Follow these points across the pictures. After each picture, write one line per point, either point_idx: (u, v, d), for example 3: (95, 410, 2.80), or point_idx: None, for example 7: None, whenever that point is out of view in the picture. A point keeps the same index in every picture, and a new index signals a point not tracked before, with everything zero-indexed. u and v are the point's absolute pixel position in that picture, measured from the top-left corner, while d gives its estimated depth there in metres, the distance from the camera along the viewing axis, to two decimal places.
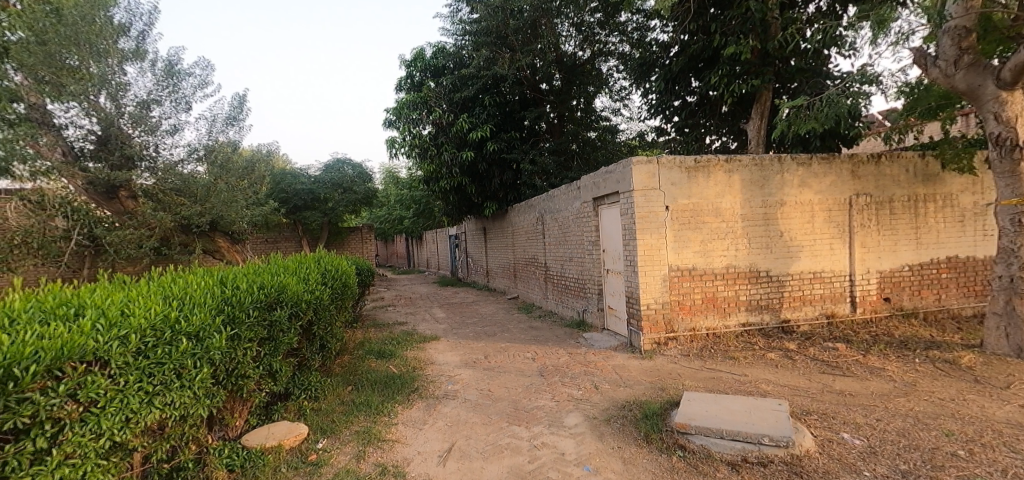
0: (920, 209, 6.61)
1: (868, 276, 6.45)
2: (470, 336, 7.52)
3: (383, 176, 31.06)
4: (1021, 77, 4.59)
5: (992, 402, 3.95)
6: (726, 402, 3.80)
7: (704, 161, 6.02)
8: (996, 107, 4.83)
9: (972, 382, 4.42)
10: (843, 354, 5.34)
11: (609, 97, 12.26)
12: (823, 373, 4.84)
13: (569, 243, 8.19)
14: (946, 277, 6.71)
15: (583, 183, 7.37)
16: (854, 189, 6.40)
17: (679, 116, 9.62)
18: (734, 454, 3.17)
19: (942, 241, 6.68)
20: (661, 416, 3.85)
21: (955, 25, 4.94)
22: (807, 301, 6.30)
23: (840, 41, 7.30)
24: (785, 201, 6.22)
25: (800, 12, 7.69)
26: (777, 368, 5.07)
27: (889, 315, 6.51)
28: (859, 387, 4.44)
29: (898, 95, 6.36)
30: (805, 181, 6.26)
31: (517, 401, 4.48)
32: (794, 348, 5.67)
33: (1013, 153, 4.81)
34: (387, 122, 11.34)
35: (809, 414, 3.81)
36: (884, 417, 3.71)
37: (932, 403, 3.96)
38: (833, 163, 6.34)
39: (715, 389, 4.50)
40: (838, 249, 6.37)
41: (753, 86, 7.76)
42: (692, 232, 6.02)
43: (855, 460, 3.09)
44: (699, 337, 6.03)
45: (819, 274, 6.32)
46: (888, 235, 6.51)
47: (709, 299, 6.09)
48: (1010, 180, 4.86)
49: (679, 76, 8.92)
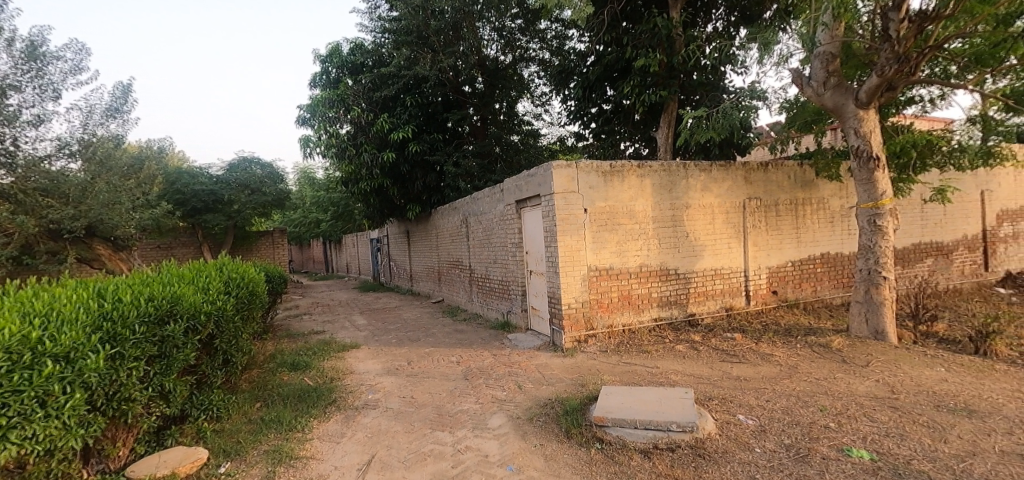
0: (800, 211, 7.46)
1: (759, 272, 7.17)
2: (393, 342, 7.33)
3: (297, 176, 29.35)
4: (874, 97, 5.35)
5: (856, 378, 4.55)
6: (640, 393, 4.03)
7: (619, 166, 6.34)
8: (856, 123, 5.58)
9: (841, 362, 5.06)
10: (739, 343, 5.88)
11: (530, 102, 12.52)
12: (724, 361, 5.30)
13: (493, 244, 8.27)
14: (821, 271, 7.63)
15: (506, 185, 7.49)
16: (747, 193, 7.08)
17: (596, 122, 10.13)
18: (646, 442, 3.37)
19: (818, 239, 7.59)
20: (581, 411, 3.99)
21: (824, 51, 5.61)
22: (709, 295, 6.87)
23: (734, 59, 8.06)
24: (690, 204, 6.74)
25: (700, 31, 8.41)
26: (685, 358, 5.47)
27: (777, 305, 7.28)
28: (753, 371, 4.92)
29: (780, 110, 7.13)
30: (707, 186, 6.83)
31: (441, 406, 4.43)
32: (699, 339, 6.15)
33: (869, 163, 5.57)
34: (301, 120, 10.69)
35: (711, 399, 4.15)
36: (772, 398, 4.14)
37: (810, 382, 4.49)
38: (730, 169, 6.99)
39: (631, 381, 4.76)
40: (735, 247, 7.01)
41: (661, 96, 8.30)
42: (609, 233, 6.31)
43: (749, 439, 3.42)
44: (616, 333, 6.33)
45: (719, 271, 6.91)
46: (775, 234, 7.27)
47: (625, 296, 6.41)
48: (867, 186, 5.62)
49: (596, 84, 9.37)
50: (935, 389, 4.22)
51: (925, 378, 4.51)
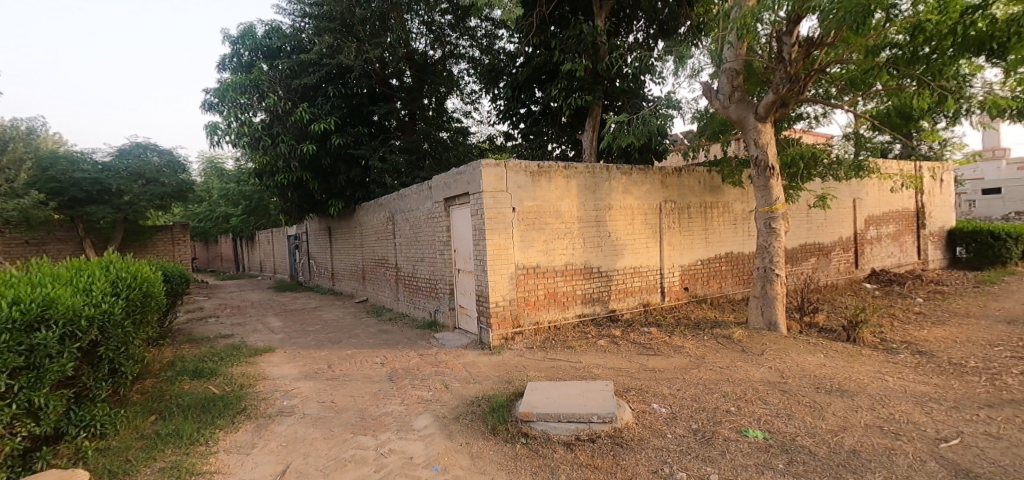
0: (709, 214, 8.09)
1: (673, 270, 7.69)
2: (311, 345, 6.98)
3: (202, 166, 26.94)
4: (771, 112, 5.93)
5: (753, 366, 5.03)
6: (564, 388, 4.18)
7: (546, 167, 6.50)
8: (756, 135, 6.15)
9: (741, 351, 5.56)
10: (655, 337, 6.27)
11: (460, 99, 12.47)
12: (641, 354, 5.63)
13: (420, 243, 8.14)
14: (726, 269, 8.33)
15: (434, 183, 7.41)
16: (663, 196, 7.56)
17: (525, 123, 10.33)
18: (569, 435, 3.50)
19: (724, 240, 8.28)
20: (507, 408, 4.06)
21: (730, 67, 6.12)
22: (629, 292, 7.25)
23: (652, 70, 8.55)
24: (612, 205, 7.07)
25: (622, 40, 8.85)
26: (606, 352, 5.74)
27: (688, 301, 7.85)
28: (666, 363, 5.27)
29: (692, 119, 7.66)
30: (627, 188, 7.21)
31: (364, 410, 4.30)
32: (619, 334, 6.47)
33: (765, 172, 6.17)
34: (207, 105, 9.83)
35: (629, 391, 4.39)
36: (683, 387, 4.46)
37: (715, 371, 4.90)
38: (648, 174, 7.42)
39: (556, 377, 4.91)
40: (652, 247, 7.46)
41: (587, 101, 8.58)
42: (536, 233, 6.45)
43: (662, 426, 3.66)
44: (542, 329, 6.49)
45: (638, 269, 7.32)
46: (687, 235, 7.83)
47: (551, 294, 6.59)
48: (764, 192, 6.21)
49: (525, 85, 9.54)
50: (816, 373, 4.77)
51: (808, 363, 5.08)
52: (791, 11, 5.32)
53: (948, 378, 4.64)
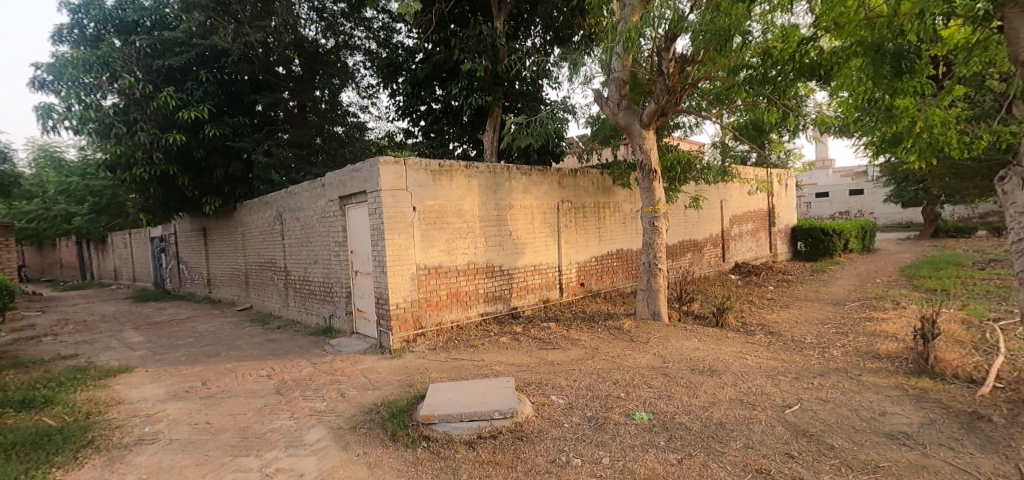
0: (602, 214, 8.62)
1: (570, 266, 8.08)
2: (182, 360, 6.19)
3: (32, 155, 22.58)
4: (653, 119, 6.48)
5: (640, 353, 5.45)
6: (465, 387, 4.17)
7: (447, 166, 6.43)
8: (641, 141, 6.67)
9: (630, 340, 5.99)
10: (553, 331, 6.52)
11: (356, 92, 11.90)
12: (540, 348, 5.81)
13: (313, 244, 7.61)
14: (617, 264, 8.95)
15: (327, 180, 6.99)
16: (560, 196, 7.90)
17: (425, 121, 10.15)
18: (471, 433, 3.50)
19: (615, 238, 8.89)
20: (407, 412, 3.95)
21: (618, 77, 6.57)
22: (529, 290, 7.45)
23: (549, 75, 8.86)
24: (513, 205, 7.21)
25: (520, 44, 9.08)
26: (508, 349, 5.83)
27: (584, 296, 8.30)
28: (563, 355, 5.50)
29: (586, 124, 8.09)
30: (527, 188, 7.40)
31: (246, 428, 3.92)
32: (520, 330, 6.62)
33: (649, 175, 6.71)
34: (38, 83, 8.27)
35: (529, 385, 4.51)
36: (578, 378, 4.69)
37: (606, 361, 5.22)
38: (546, 174, 7.68)
39: (457, 376, 4.88)
40: (551, 245, 7.75)
41: (487, 101, 8.66)
42: (437, 232, 6.34)
43: (559, 416, 3.81)
44: (445, 330, 6.40)
45: (538, 266, 7.56)
46: (582, 234, 8.28)
47: (453, 293, 6.52)
48: (648, 194, 6.75)
49: (425, 82, 9.36)
50: (692, 356, 5.29)
51: (686, 348, 5.61)
52: (668, 29, 5.85)
53: (792, 353, 5.42)
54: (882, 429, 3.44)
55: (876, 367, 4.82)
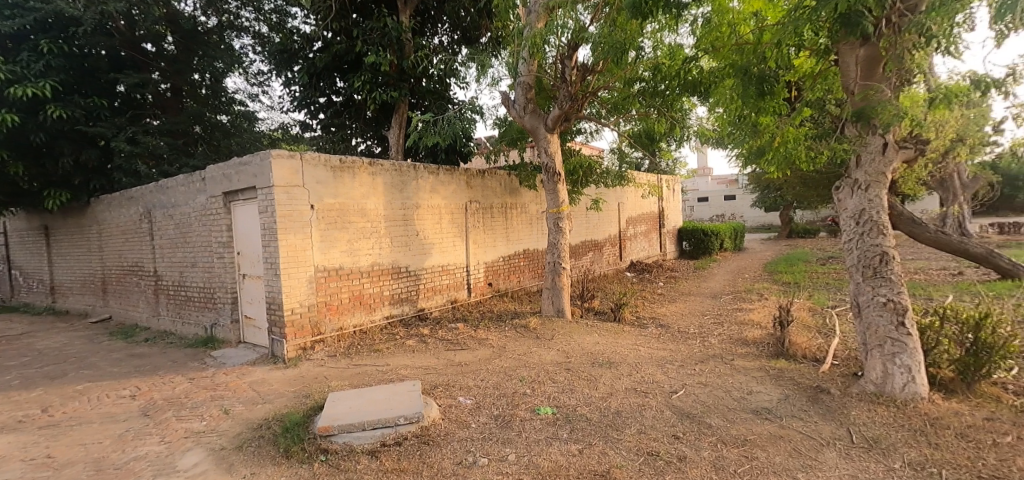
0: (509, 214, 8.79)
1: (478, 266, 8.13)
2: (14, 385, 5.19)
3: None
4: (558, 124, 6.73)
5: (545, 350, 5.62)
6: (369, 394, 3.99)
7: (349, 162, 6.10)
8: (547, 144, 6.89)
9: (535, 338, 6.15)
10: (461, 331, 6.49)
11: (243, 79, 10.91)
12: (447, 350, 5.75)
13: (191, 245, 6.82)
14: (523, 264, 9.18)
15: (208, 173, 6.31)
16: (468, 197, 7.90)
17: (325, 114, 9.57)
18: (374, 442, 3.34)
19: (521, 238, 9.11)
20: (303, 424, 3.68)
21: (525, 81, 6.73)
22: (437, 290, 7.35)
23: (457, 74, 8.81)
24: (420, 204, 7.06)
25: (427, 41, 8.92)
26: (414, 352, 5.68)
27: (491, 295, 8.40)
28: (470, 356, 5.50)
29: (494, 125, 8.17)
30: (435, 188, 7.30)
31: (103, 459, 3.39)
32: (427, 332, 6.49)
33: (553, 178, 6.95)
34: None
35: (435, 388, 4.43)
36: (485, 377, 4.71)
37: (513, 358, 5.31)
38: (454, 174, 7.63)
39: (360, 383, 4.66)
40: (459, 245, 7.73)
41: (393, 97, 8.39)
42: (339, 232, 5.98)
43: (466, 417, 3.79)
44: (346, 335, 6.05)
45: (446, 267, 7.49)
46: (490, 234, 8.38)
47: (356, 296, 6.19)
48: (553, 195, 6.97)
49: (324, 73, 8.81)
50: (592, 350, 5.57)
51: (587, 343, 5.89)
52: (571, 38, 6.11)
53: (679, 343, 5.93)
54: (751, 406, 3.89)
55: (746, 352, 5.44)
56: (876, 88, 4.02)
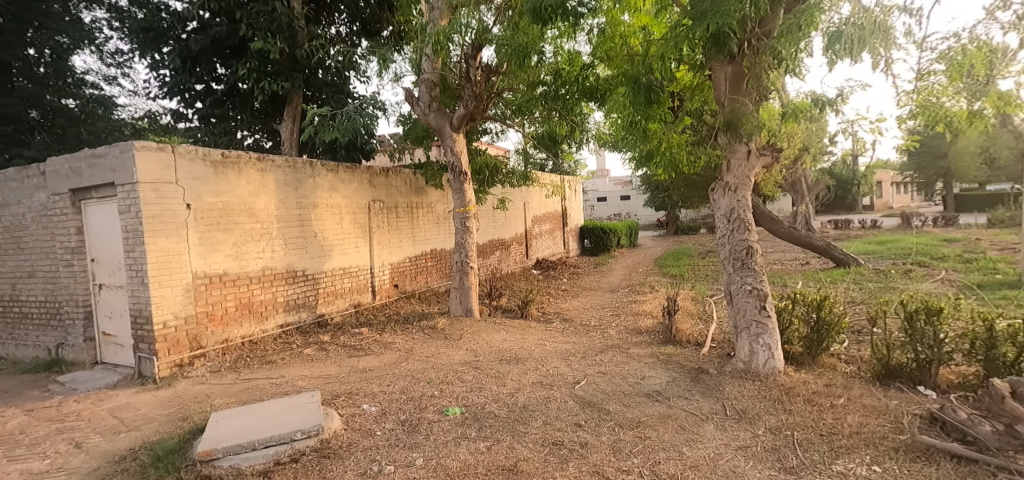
0: (414, 214, 8.63)
1: (383, 268, 7.88)
2: None
3: None
4: (463, 123, 6.73)
5: (453, 350, 5.60)
6: (260, 410, 3.68)
7: (233, 157, 5.56)
8: (452, 143, 6.85)
9: (443, 338, 6.10)
10: (365, 336, 6.24)
11: (97, 58, 9.48)
12: (350, 357, 5.50)
13: (27, 251, 5.78)
14: (431, 264, 9.07)
15: (51, 167, 5.39)
16: (371, 196, 7.62)
17: (203, 102, 8.65)
18: (267, 462, 3.09)
19: (428, 238, 8.98)
20: (181, 451, 3.29)
21: (428, 78, 6.64)
22: (338, 294, 7.00)
23: (356, 67, 8.43)
24: (317, 204, 6.66)
25: (323, 30, 8.43)
26: (313, 361, 5.35)
27: (397, 297, 8.18)
28: (375, 361, 5.31)
29: (397, 122, 7.95)
30: (334, 186, 6.93)
31: None
32: (327, 339, 6.14)
33: (460, 177, 6.93)
34: None
35: (337, 397, 4.21)
36: (392, 382, 4.58)
37: (420, 361, 5.22)
38: (355, 172, 7.31)
39: (250, 399, 4.28)
40: (361, 246, 7.43)
41: (284, 88, 7.81)
42: (223, 235, 5.43)
43: (370, 425, 3.65)
44: (233, 347, 5.51)
45: (347, 269, 7.15)
46: (395, 234, 8.16)
47: (244, 305, 5.68)
48: (459, 194, 6.97)
49: (200, 57, 7.96)
50: (500, 348, 5.66)
51: (494, 340, 5.97)
52: (474, 38, 6.14)
53: (581, 336, 6.24)
54: (644, 390, 4.21)
55: (640, 340, 5.88)
56: (742, 102, 4.52)
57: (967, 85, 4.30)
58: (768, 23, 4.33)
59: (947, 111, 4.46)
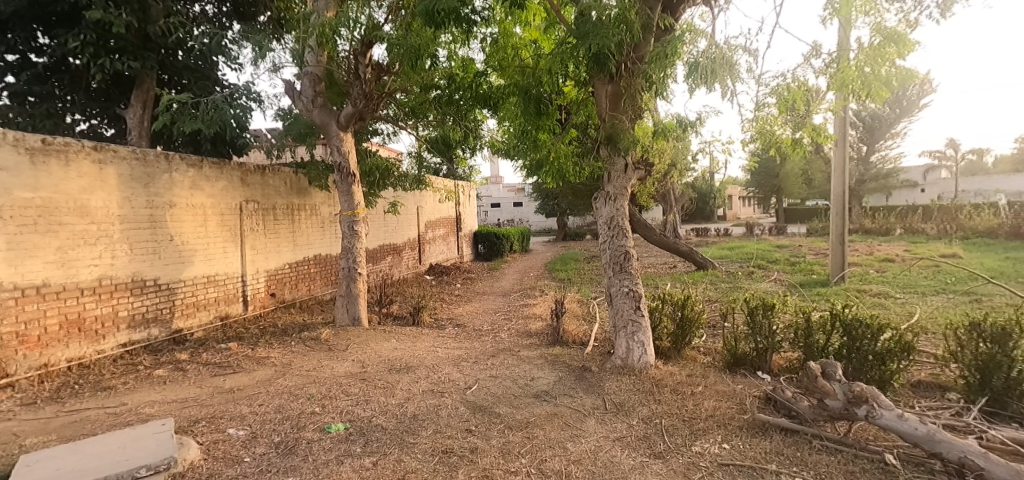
0: (295, 216, 8.00)
1: (257, 275, 7.18)
2: None
3: None
4: (351, 122, 6.41)
5: (337, 362, 5.26)
6: (91, 449, 3.07)
7: (60, 145, 4.66)
8: (338, 142, 6.49)
9: (327, 350, 5.71)
10: (234, 352, 5.60)
11: None
12: (214, 376, 4.89)
13: None
14: (314, 271, 8.47)
15: None
16: (242, 195, 6.90)
17: (18, 77, 7.16)
18: None
19: (310, 243, 8.38)
20: None
21: (312, 71, 6.23)
22: (201, 306, 6.22)
23: (226, 52, 7.60)
24: (174, 203, 5.86)
25: (184, 7, 7.48)
26: (166, 384, 4.66)
27: (274, 307, 7.49)
28: (245, 379, 4.79)
29: (275, 117, 7.31)
30: (196, 184, 6.16)
31: None
32: (185, 357, 5.40)
33: (348, 178, 6.57)
34: None
35: (196, 423, 3.71)
36: (265, 401, 4.17)
37: (299, 375, 4.83)
38: (224, 169, 6.57)
39: (81, 433, 3.59)
40: (231, 252, 6.69)
41: (132, 68, 6.77)
42: (43, 237, 4.51)
43: (236, 452, 3.27)
44: (57, 373, 4.59)
45: (212, 277, 6.39)
46: (272, 238, 7.49)
47: (73, 322, 4.77)
48: (346, 197, 6.59)
49: (14, 22, 6.59)
50: (389, 357, 5.46)
51: (383, 349, 5.74)
52: (363, 34, 5.88)
53: (473, 341, 6.26)
54: (533, 391, 4.32)
55: (530, 343, 6.06)
56: (620, 119, 4.90)
57: (792, 117, 5.12)
58: (641, 48, 4.76)
59: (776, 138, 5.30)
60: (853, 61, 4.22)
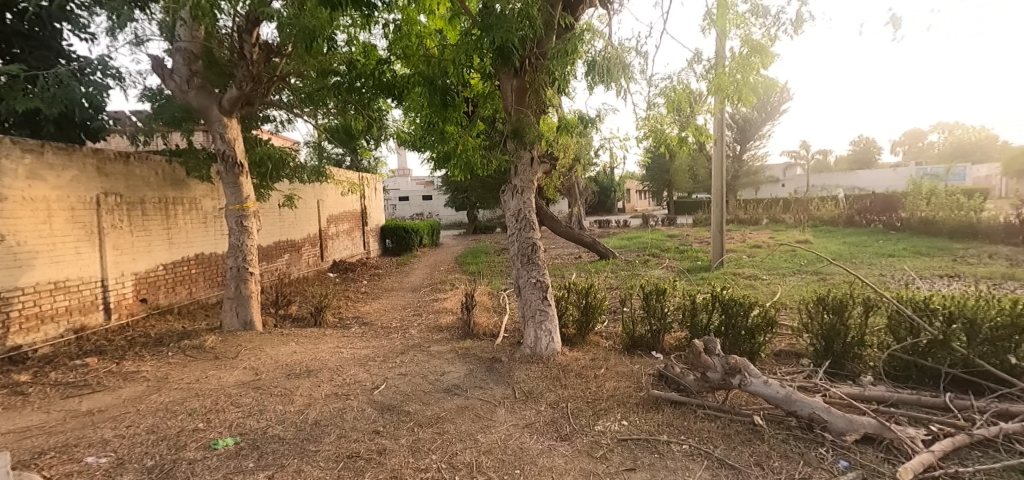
0: (169, 211, 7.13)
1: (122, 279, 6.30)
2: None
3: None
4: (235, 107, 5.84)
5: (226, 372, 4.78)
6: None
7: None
8: (221, 128, 5.88)
9: (213, 359, 5.16)
10: (93, 369, 4.86)
11: None
12: (67, 398, 4.21)
13: None
14: (195, 272, 7.62)
15: None
16: (100, 187, 5.99)
17: None
18: None
19: (190, 240, 7.53)
20: None
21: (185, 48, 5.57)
22: (47, 317, 5.31)
23: (73, 19, 6.50)
24: (5, 195, 4.91)
25: None
26: (2, 412, 3.92)
27: (145, 315, 6.63)
28: (110, 398, 4.19)
29: (140, 98, 6.42)
30: (37, 173, 5.22)
31: None
32: (27, 378, 4.58)
33: (234, 168, 5.97)
34: None
35: (44, 454, 3.17)
36: (136, 421, 3.68)
37: (180, 389, 4.32)
38: (73, 156, 5.65)
39: None
40: (86, 253, 5.80)
41: None
42: None
43: None
44: None
45: (61, 283, 5.47)
46: (141, 236, 6.62)
47: None
48: (233, 189, 5.99)
49: None
50: (288, 361, 5.09)
51: (280, 354, 5.33)
52: (249, 10, 5.35)
53: (381, 339, 6.04)
54: (443, 386, 4.27)
55: (441, 337, 5.99)
56: (525, 113, 4.98)
57: (678, 118, 5.57)
58: (544, 44, 4.86)
59: (666, 136, 5.74)
60: (727, 68, 4.68)
